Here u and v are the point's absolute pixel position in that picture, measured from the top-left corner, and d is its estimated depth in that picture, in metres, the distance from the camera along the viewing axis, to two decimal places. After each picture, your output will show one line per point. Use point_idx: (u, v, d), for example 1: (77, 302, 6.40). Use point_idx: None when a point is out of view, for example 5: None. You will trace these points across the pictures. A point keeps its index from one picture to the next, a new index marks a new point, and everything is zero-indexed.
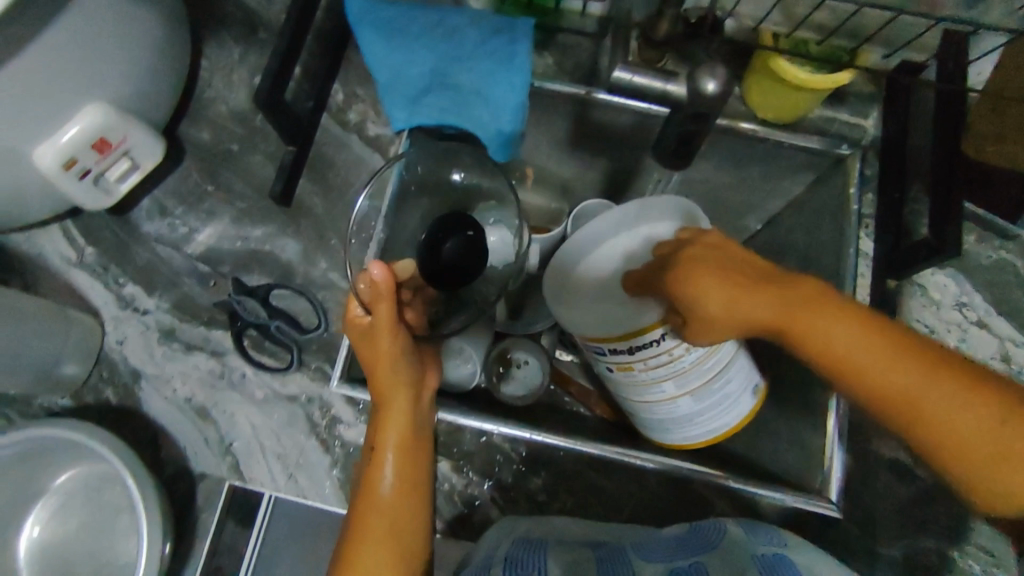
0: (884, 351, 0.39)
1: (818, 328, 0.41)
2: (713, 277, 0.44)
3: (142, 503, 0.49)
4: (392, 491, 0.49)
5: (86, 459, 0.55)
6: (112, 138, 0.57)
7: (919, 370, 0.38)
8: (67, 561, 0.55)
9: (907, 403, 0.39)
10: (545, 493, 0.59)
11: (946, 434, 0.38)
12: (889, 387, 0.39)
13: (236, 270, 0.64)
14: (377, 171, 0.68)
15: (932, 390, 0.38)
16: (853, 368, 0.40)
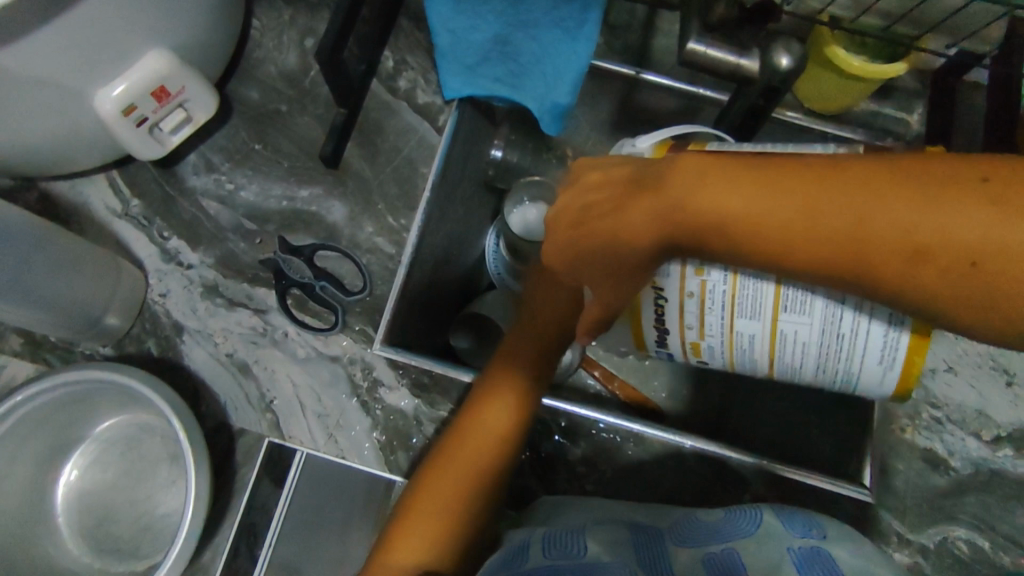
0: (775, 195, 0.32)
1: (699, 198, 0.34)
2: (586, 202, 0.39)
3: (190, 450, 0.48)
4: (490, 444, 0.48)
5: (128, 407, 0.54)
6: (171, 87, 0.57)
7: (851, 201, 0.30)
8: (106, 509, 0.54)
9: (849, 240, 0.30)
10: (584, 465, 0.59)
11: (913, 263, 0.29)
12: (826, 231, 0.31)
13: (281, 229, 0.64)
14: (425, 139, 0.68)
15: (865, 209, 0.30)
16: (784, 226, 0.31)
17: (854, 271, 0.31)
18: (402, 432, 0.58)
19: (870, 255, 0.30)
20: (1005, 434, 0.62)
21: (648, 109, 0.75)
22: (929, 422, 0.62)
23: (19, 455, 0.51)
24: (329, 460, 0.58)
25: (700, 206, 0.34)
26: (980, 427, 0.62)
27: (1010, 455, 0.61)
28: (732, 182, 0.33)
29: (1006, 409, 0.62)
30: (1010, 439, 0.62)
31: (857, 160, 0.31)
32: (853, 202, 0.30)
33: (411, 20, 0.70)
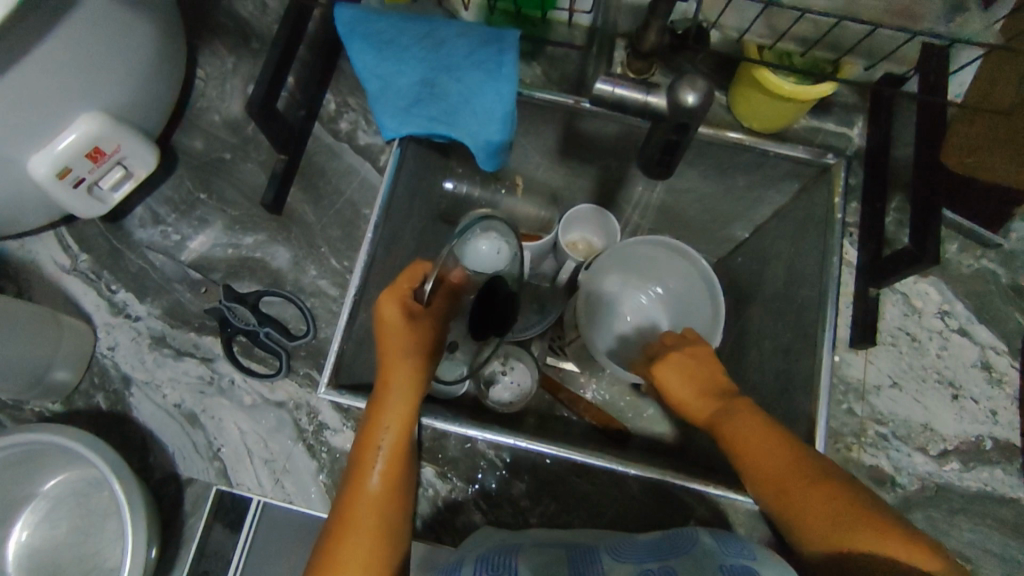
0: (774, 445, 0.50)
1: (739, 427, 0.52)
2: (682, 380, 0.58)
3: (128, 510, 0.50)
4: (380, 487, 0.51)
5: (74, 463, 0.56)
6: (106, 147, 0.59)
7: (805, 480, 0.48)
8: (55, 564, 0.55)
9: (799, 504, 0.48)
10: (528, 499, 0.60)
11: (834, 538, 0.46)
12: (790, 490, 0.48)
13: (227, 277, 0.65)
14: (367, 179, 0.69)
15: (820, 495, 0.48)
16: (773, 474, 0.49)
17: (792, 521, 0.48)
18: None
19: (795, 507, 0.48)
20: (950, 448, 0.63)
21: (592, 137, 0.76)
22: (874, 439, 0.63)
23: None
24: (276, 504, 0.59)
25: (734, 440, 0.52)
26: (927, 442, 0.63)
27: (955, 468, 0.62)
28: (764, 436, 0.51)
29: (951, 422, 0.64)
30: (955, 452, 0.63)
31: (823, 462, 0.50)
32: (806, 488, 0.48)
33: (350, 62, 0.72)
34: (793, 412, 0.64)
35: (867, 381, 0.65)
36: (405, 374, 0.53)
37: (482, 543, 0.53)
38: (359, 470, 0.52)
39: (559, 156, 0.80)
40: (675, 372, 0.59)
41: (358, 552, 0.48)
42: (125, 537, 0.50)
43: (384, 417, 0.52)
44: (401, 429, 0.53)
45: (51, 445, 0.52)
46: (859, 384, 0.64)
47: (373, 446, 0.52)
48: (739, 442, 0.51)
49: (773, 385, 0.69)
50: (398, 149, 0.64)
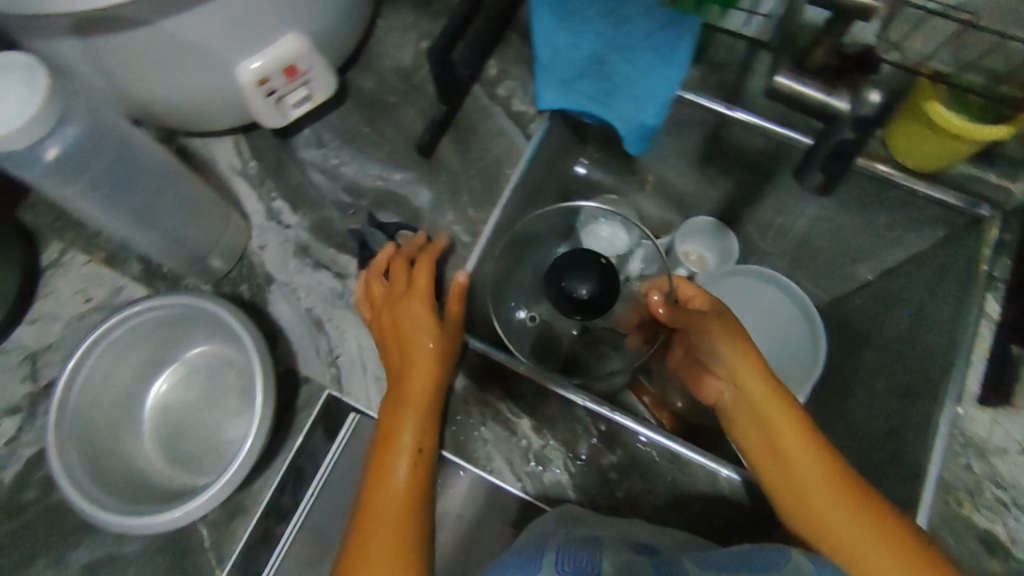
0: (793, 428, 0.52)
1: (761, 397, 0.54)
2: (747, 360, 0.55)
3: (261, 387, 0.54)
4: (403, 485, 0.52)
5: (213, 335, 0.61)
6: (300, 66, 0.65)
7: (813, 476, 0.51)
8: (185, 425, 0.60)
9: (827, 516, 0.49)
10: (617, 472, 0.59)
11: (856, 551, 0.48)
12: (798, 466, 0.51)
13: (371, 207, 0.70)
14: (515, 143, 0.73)
15: (852, 511, 0.49)
16: (796, 475, 0.51)
17: (831, 541, 0.49)
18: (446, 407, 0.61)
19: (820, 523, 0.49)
20: None
21: (736, 148, 0.76)
22: (992, 502, 0.58)
23: (123, 361, 0.58)
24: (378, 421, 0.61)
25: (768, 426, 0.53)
26: None
27: None
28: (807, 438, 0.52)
29: None
30: None
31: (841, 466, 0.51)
32: (825, 499, 0.50)
33: (518, 36, 0.76)
34: (904, 457, 0.62)
35: (991, 442, 0.59)
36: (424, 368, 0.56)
37: (560, 528, 0.53)
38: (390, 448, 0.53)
39: (696, 162, 0.81)
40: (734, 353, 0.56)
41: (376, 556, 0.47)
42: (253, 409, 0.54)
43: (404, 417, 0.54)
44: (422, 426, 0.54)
45: (209, 313, 0.57)
46: (982, 442, 0.59)
47: (404, 430, 0.54)
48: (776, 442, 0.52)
49: (885, 425, 0.67)
50: (548, 120, 0.71)
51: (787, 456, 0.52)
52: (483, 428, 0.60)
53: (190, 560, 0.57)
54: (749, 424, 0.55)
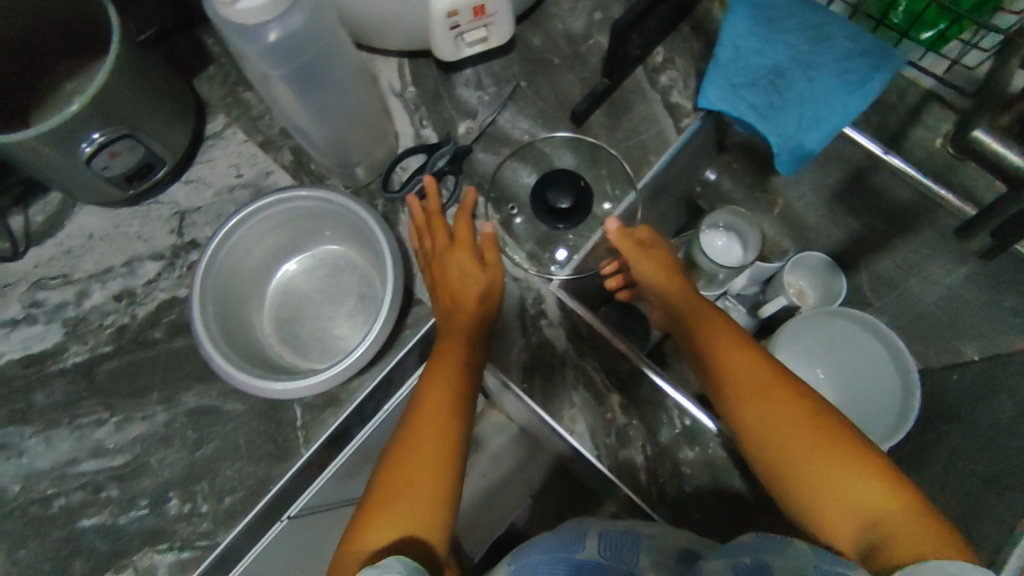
0: (728, 343, 0.58)
1: (699, 315, 0.62)
2: (679, 278, 0.65)
3: (392, 299, 0.57)
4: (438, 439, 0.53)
5: (348, 238, 0.64)
6: (488, 9, 0.66)
7: (754, 390, 0.55)
8: (301, 311, 0.64)
9: (764, 420, 0.53)
10: (690, 467, 0.58)
11: (791, 450, 0.51)
12: (738, 383, 0.56)
13: (510, 158, 0.72)
14: (664, 133, 0.73)
15: (786, 414, 0.53)
16: (736, 387, 0.56)
17: (772, 454, 0.52)
18: (542, 362, 0.63)
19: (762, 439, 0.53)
20: None
21: (878, 195, 0.74)
22: None
23: (268, 237, 0.62)
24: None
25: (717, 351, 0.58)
26: None
27: None
28: (748, 357, 0.57)
29: None
30: None
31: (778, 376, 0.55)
32: (762, 408, 0.54)
33: (694, 29, 0.75)
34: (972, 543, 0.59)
35: None
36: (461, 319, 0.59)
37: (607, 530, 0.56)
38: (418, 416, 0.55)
39: (831, 198, 0.79)
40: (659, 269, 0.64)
41: (400, 489, 0.51)
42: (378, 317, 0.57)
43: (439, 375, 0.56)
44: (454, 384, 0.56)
45: (358, 219, 0.60)
46: None
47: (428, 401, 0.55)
48: (716, 360, 0.58)
49: (952, 503, 0.64)
50: (699, 120, 0.72)
51: (727, 370, 0.57)
52: (574, 390, 0.61)
53: (283, 434, 0.60)
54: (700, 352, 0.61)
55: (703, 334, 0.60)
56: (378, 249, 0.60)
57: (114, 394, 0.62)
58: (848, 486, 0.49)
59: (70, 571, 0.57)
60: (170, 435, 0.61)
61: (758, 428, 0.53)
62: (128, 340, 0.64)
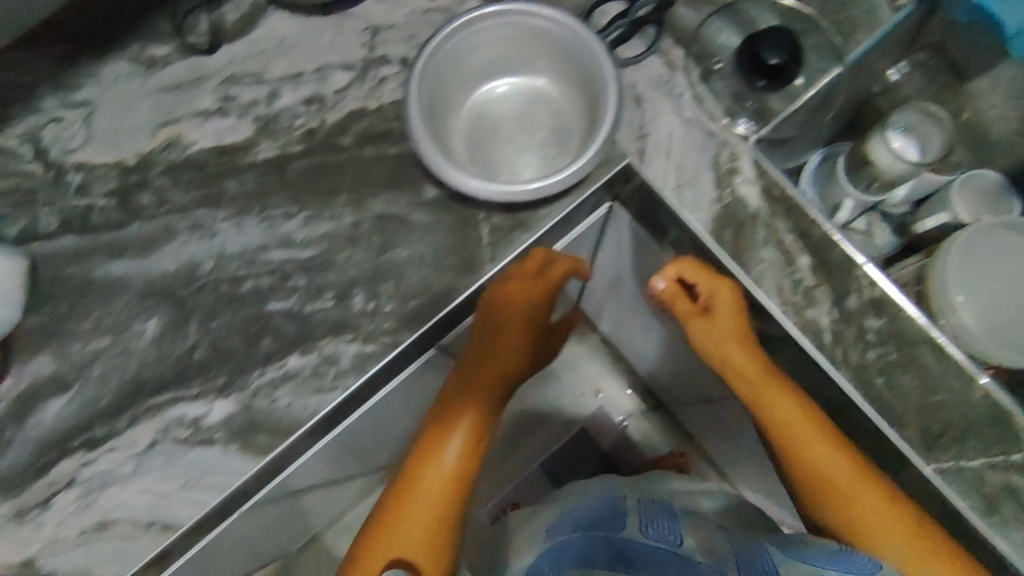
0: (774, 378, 0.59)
1: (733, 355, 0.60)
2: (724, 336, 0.60)
3: (607, 132, 0.58)
4: (454, 462, 0.57)
5: (561, 75, 0.64)
6: None
7: (815, 442, 0.57)
8: (491, 131, 0.64)
9: (817, 468, 0.56)
10: (875, 335, 0.60)
11: (855, 501, 0.55)
12: (804, 450, 0.57)
13: (713, 14, 0.68)
14: (880, 10, 0.67)
15: (841, 461, 0.56)
16: (781, 421, 0.58)
17: (827, 498, 0.56)
18: (736, 216, 0.62)
19: (823, 486, 0.56)
20: None
21: None
22: None
23: (489, 45, 0.62)
24: (669, 205, 0.63)
25: (770, 402, 0.59)
26: None
27: None
28: (801, 403, 0.59)
29: None
30: None
31: (833, 425, 0.58)
32: (818, 446, 0.57)
33: None
34: None
35: None
36: (511, 338, 0.60)
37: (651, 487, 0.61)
38: (419, 466, 0.57)
39: None
40: (704, 322, 0.61)
41: (415, 520, 0.55)
42: (589, 148, 0.58)
43: (450, 433, 0.58)
44: (465, 431, 0.58)
45: (582, 50, 0.60)
46: None
47: (458, 417, 0.59)
48: (760, 404, 0.59)
49: None
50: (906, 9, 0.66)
51: (780, 409, 0.58)
52: (764, 247, 0.62)
53: (470, 249, 0.61)
54: (745, 391, 0.60)
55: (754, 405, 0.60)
56: (595, 83, 0.60)
57: (304, 191, 0.63)
58: (897, 535, 0.53)
59: (257, 348, 0.60)
60: (357, 235, 0.61)
61: (817, 479, 0.57)
62: (318, 142, 0.64)
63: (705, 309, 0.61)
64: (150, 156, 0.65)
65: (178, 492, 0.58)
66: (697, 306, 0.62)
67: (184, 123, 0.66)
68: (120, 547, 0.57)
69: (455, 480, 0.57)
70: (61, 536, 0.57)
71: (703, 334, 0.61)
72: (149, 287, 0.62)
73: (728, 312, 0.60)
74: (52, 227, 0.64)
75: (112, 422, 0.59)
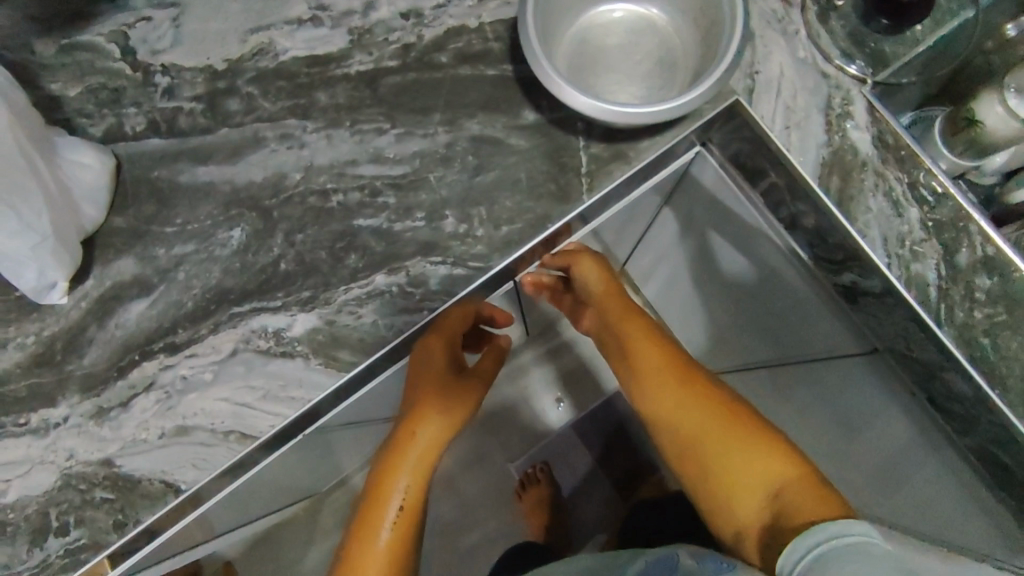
0: (659, 359, 0.68)
1: (637, 340, 0.70)
2: (619, 307, 0.73)
3: (728, 61, 0.53)
4: (400, 509, 0.69)
5: (680, 9, 0.60)
6: None
7: (692, 410, 0.64)
8: (595, 58, 0.60)
9: (713, 451, 0.62)
10: (985, 296, 0.55)
11: (715, 450, 0.62)
12: (679, 411, 0.65)
13: None
14: None
15: (700, 419, 0.64)
16: (660, 406, 0.66)
17: (719, 478, 0.61)
18: (846, 164, 0.58)
19: (693, 446, 0.64)
20: None
21: None
22: None
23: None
24: (775, 146, 0.59)
25: (660, 382, 0.67)
26: None
27: None
28: (676, 369, 0.67)
29: None
30: None
31: (711, 390, 0.66)
32: (701, 427, 0.63)
33: None
34: None
35: None
36: (438, 404, 0.70)
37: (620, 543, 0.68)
38: (388, 471, 0.71)
39: None
40: (613, 301, 0.73)
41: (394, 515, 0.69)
42: (708, 78, 0.53)
43: (411, 446, 0.71)
44: (438, 428, 0.72)
45: None
46: None
47: (419, 426, 0.71)
48: (657, 392, 0.66)
49: None
50: None
51: (669, 400, 0.66)
52: (871, 197, 0.57)
53: (566, 178, 0.59)
54: (646, 367, 0.68)
55: (637, 395, 0.69)
56: (715, 10, 0.56)
57: (397, 107, 0.61)
58: (752, 459, 0.59)
59: (343, 264, 0.58)
60: (451, 156, 0.59)
61: (682, 427, 0.65)
62: (413, 58, 0.62)
63: (619, 315, 0.72)
64: (239, 62, 0.63)
65: (256, 403, 0.57)
66: (582, 279, 0.75)
67: (275, 30, 0.63)
68: (196, 452, 0.57)
69: (427, 453, 0.72)
70: (138, 437, 0.56)
71: (610, 311, 0.73)
72: (233, 195, 0.61)
73: (608, 299, 0.73)
74: (139, 128, 0.63)
75: (194, 327, 0.58)
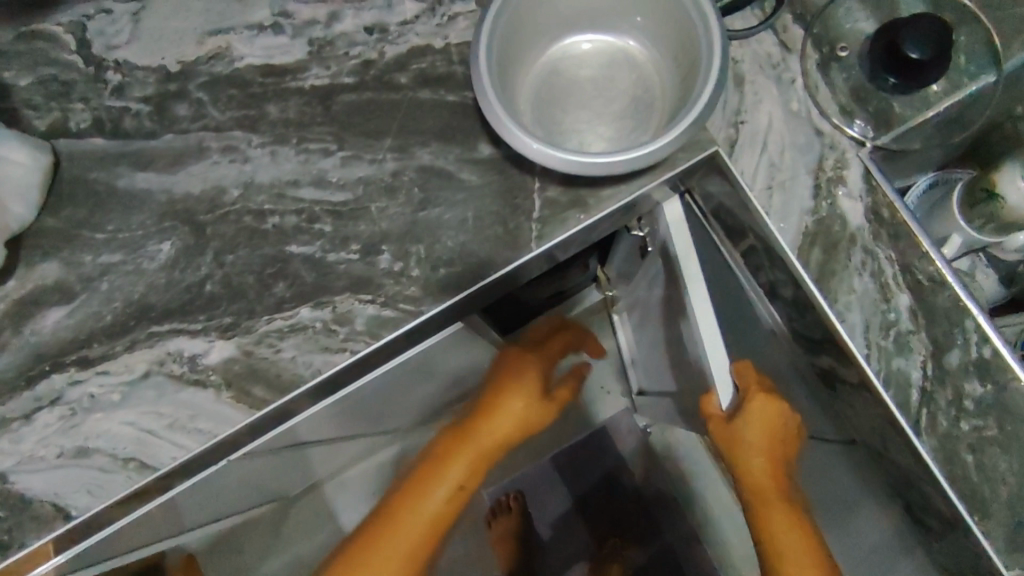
0: (774, 476, 0.57)
1: (752, 460, 0.58)
2: (762, 433, 0.56)
3: (699, 109, 0.47)
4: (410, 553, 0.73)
5: (662, 46, 0.54)
6: None
7: (783, 529, 0.58)
8: (563, 91, 0.55)
9: (787, 553, 0.58)
10: (974, 405, 0.49)
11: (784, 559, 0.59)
12: (770, 520, 0.59)
13: None
14: None
15: (794, 538, 0.58)
16: (764, 512, 0.59)
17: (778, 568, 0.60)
18: (832, 237, 0.52)
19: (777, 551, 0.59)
20: None
21: None
22: None
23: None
24: (752, 206, 0.52)
25: (759, 491, 0.58)
26: None
27: None
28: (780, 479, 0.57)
29: None
30: None
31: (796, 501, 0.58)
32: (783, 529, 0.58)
33: None
34: None
35: None
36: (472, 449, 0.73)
37: None
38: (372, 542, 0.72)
39: None
40: (757, 425, 0.56)
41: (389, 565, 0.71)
42: (674, 127, 0.47)
43: (449, 475, 0.73)
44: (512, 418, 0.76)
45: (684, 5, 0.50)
46: None
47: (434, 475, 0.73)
48: (755, 489, 0.59)
49: None
50: None
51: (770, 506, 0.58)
52: (857, 276, 0.51)
53: (516, 221, 0.53)
54: (752, 477, 0.59)
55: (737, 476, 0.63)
56: (695, 48, 0.49)
57: (348, 128, 0.57)
58: None
59: (270, 292, 0.54)
60: (397, 186, 0.55)
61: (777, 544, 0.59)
62: (372, 76, 0.57)
63: (737, 437, 0.57)
64: (193, 64, 0.59)
65: (162, 431, 0.54)
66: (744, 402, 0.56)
67: (233, 34, 0.60)
68: (95, 478, 0.53)
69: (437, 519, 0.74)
70: (38, 454, 0.53)
71: (751, 430, 0.56)
72: (169, 206, 0.57)
73: (755, 449, 0.57)
74: (83, 126, 0.59)
75: (109, 343, 0.55)
